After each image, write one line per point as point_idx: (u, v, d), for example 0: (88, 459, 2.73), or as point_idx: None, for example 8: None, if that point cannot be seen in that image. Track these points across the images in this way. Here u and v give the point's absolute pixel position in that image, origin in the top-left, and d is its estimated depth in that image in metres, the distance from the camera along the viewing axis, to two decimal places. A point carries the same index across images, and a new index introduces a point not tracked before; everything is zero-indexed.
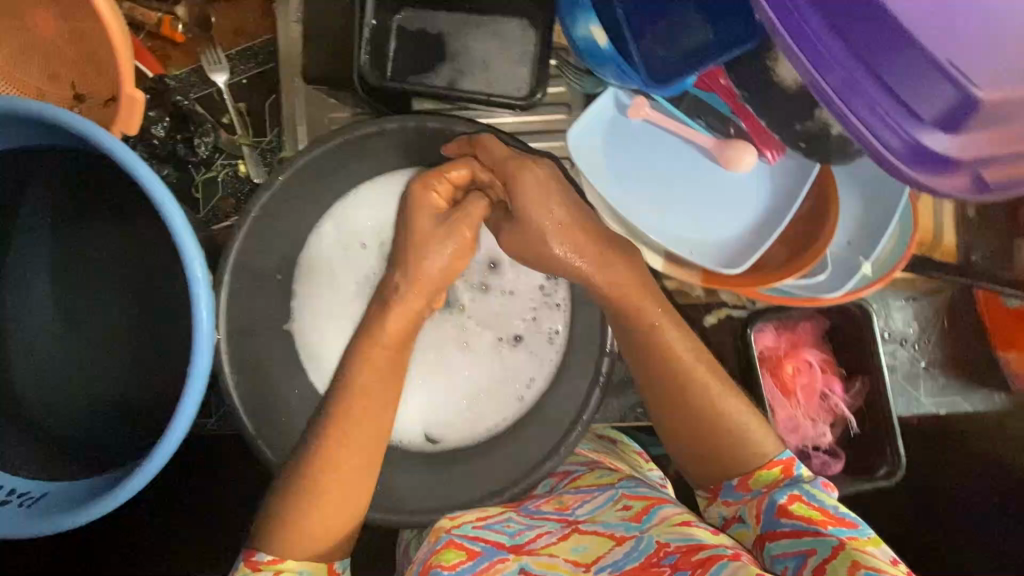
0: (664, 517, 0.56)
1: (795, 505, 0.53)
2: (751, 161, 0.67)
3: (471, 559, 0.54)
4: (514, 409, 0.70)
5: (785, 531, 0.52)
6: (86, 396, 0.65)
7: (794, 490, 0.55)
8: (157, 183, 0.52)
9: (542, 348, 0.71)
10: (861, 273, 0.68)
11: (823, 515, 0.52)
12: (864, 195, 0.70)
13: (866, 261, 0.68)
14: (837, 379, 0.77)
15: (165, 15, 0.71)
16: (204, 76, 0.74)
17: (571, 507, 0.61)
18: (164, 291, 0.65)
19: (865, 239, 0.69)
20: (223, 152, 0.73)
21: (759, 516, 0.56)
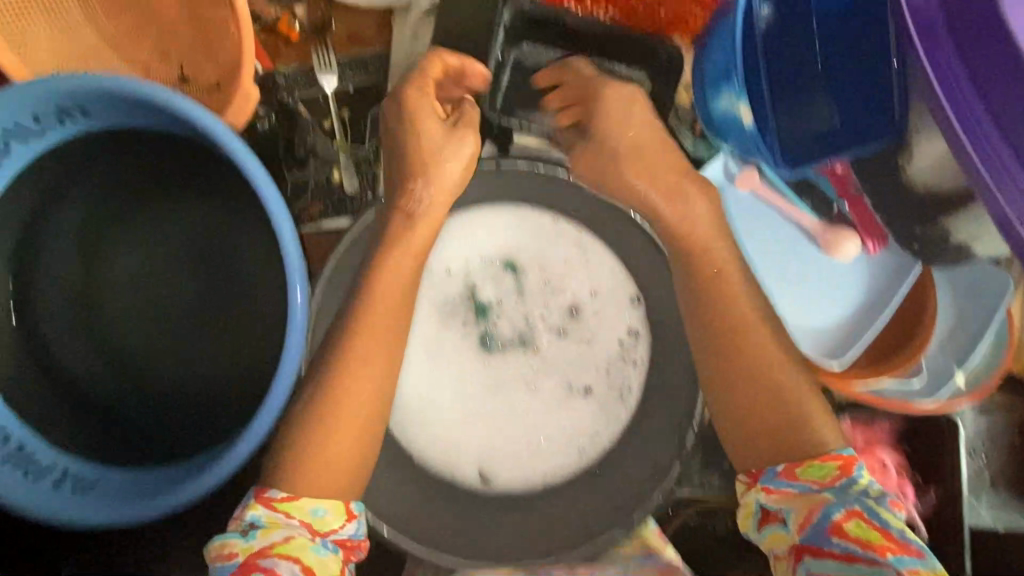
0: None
1: (853, 523, 0.51)
2: (853, 248, 0.65)
3: None
4: (575, 460, 0.68)
5: (833, 551, 0.50)
6: (162, 380, 0.66)
7: (854, 506, 0.51)
8: (269, 184, 0.54)
9: (612, 404, 0.69)
10: (954, 382, 0.62)
11: (883, 538, 0.50)
12: (962, 299, 0.64)
13: (961, 370, 0.62)
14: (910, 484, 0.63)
15: (284, 13, 0.71)
16: (310, 78, 0.73)
17: None
18: (250, 292, 0.66)
19: (961, 344, 0.63)
20: (319, 156, 0.73)
21: (805, 524, 0.53)
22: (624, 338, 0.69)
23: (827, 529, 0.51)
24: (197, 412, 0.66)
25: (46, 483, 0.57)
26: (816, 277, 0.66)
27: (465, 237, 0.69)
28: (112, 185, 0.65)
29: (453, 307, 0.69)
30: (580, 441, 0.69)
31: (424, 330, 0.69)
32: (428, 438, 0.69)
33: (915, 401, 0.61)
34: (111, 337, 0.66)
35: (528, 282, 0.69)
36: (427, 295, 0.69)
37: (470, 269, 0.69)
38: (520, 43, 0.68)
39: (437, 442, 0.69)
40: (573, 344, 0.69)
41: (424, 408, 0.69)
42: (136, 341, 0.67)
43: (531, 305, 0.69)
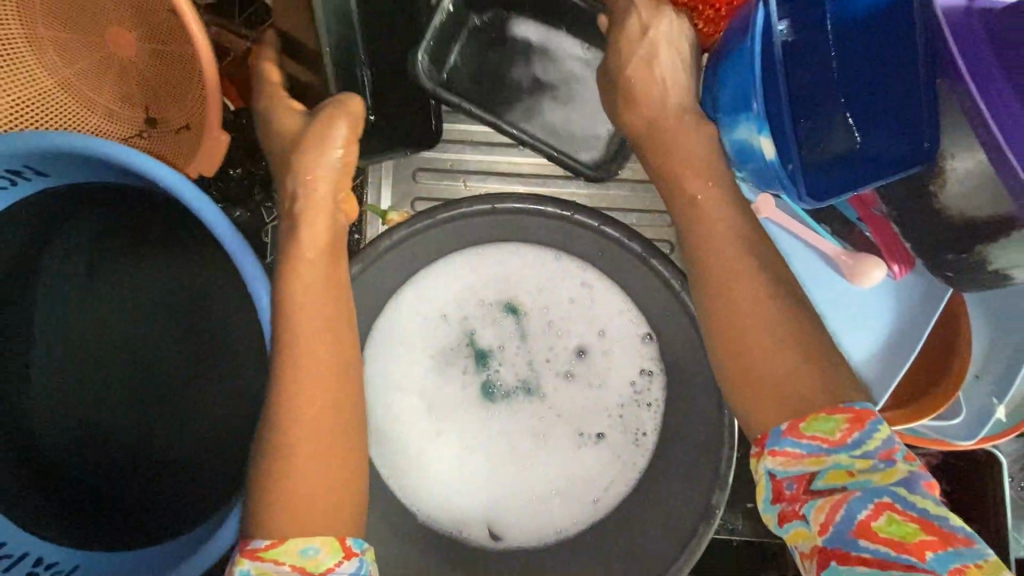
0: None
1: (881, 521, 0.41)
2: (878, 277, 0.60)
3: None
4: (589, 513, 0.64)
5: (863, 558, 0.40)
6: (134, 451, 0.62)
7: (884, 497, 0.41)
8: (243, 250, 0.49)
9: (626, 452, 0.64)
10: (996, 418, 0.56)
11: (917, 531, 0.40)
12: (993, 325, 0.59)
13: (1001, 404, 0.56)
14: None
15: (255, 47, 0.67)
16: None
17: None
18: (226, 353, 0.61)
19: (1001, 373, 0.57)
20: None
21: (829, 522, 0.42)
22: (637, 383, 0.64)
23: (853, 531, 0.41)
24: (177, 483, 0.61)
25: None
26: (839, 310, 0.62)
27: (461, 280, 0.65)
28: (68, 243, 0.60)
29: (451, 355, 0.65)
30: (594, 492, 0.64)
31: (421, 380, 0.65)
32: (430, 496, 0.65)
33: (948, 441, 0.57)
34: (73, 408, 0.61)
35: (531, 324, 0.65)
36: (423, 344, 0.65)
37: (468, 314, 0.65)
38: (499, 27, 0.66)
39: (439, 501, 0.65)
40: (583, 389, 0.65)
41: (425, 464, 0.65)
42: (107, 410, 0.61)
43: (536, 347, 0.65)
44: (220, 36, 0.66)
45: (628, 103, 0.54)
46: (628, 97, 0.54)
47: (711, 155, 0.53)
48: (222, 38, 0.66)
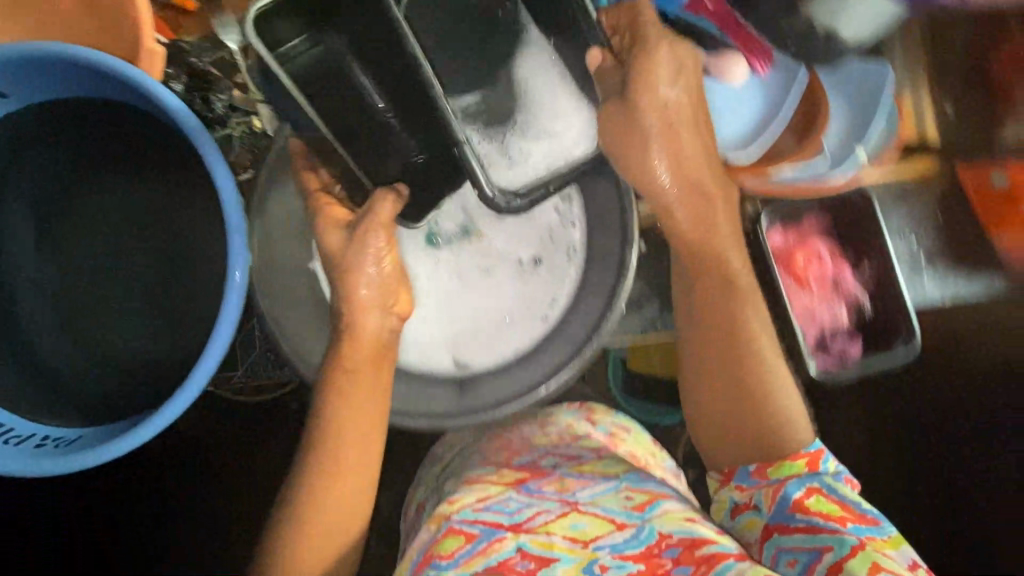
0: (665, 510, 0.93)
1: (813, 501, 0.80)
2: (740, 74, 0.92)
3: (469, 541, 0.89)
4: (539, 326, 0.85)
5: (800, 527, 0.78)
6: (111, 351, 0.91)
7: (812, 485, 0.82)
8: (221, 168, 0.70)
9: (560, 265, 0.87)
10: (859, 159, 0.95)
11: (840, 511, 0.79)
12: (843, 98, 0.96)
13: (862, 147, 0.94)
14: (845, 264, 1.04)
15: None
16: (215, 44, 0.80)
17: (573, 491, 0.98)
18: (200, 247, 0.90)
19: (860, 127, 0.95)
20: (237, 110, 0.83)
21: (773, 503, 0.83)
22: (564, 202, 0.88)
23: (792, 508, 0.81)
24: (158, 361, 0.91)
25: (30, 444, 0.81)
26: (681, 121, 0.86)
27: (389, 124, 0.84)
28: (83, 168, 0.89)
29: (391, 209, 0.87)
30: (543, 313, 0.86)
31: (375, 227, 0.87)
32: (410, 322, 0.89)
33: (826, 179, 0.94)
34: (97, 297, 0.92)
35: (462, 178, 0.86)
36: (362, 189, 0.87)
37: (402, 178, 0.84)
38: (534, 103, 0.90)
39: (416, 338, 0.88)
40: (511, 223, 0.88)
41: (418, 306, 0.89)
42: (103, 273, 0.91)
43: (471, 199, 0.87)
44: None
45: None
46: None
47: None
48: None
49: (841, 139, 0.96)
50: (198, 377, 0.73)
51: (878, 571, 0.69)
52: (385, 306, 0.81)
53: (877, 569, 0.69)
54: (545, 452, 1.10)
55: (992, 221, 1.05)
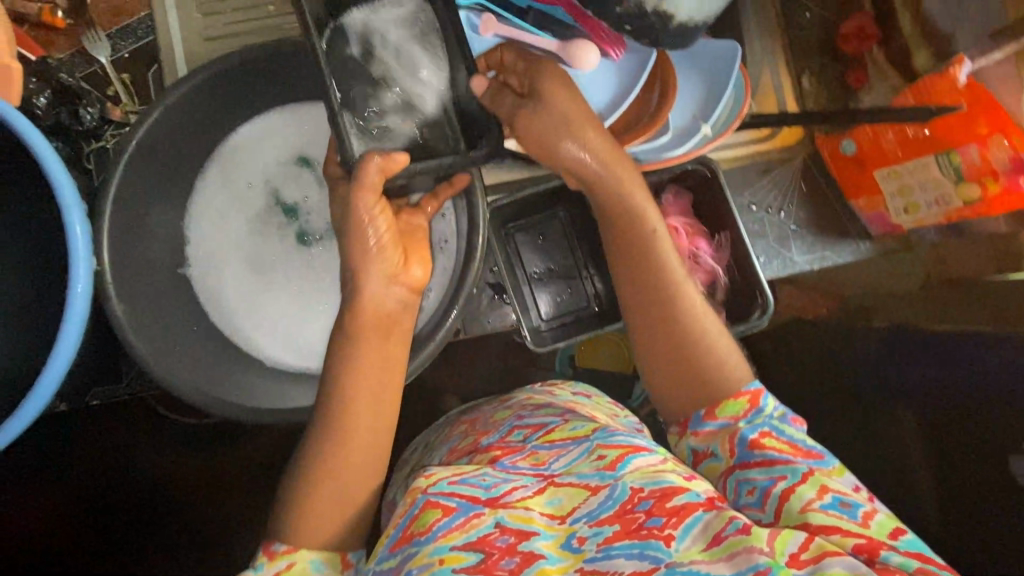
0: (637, 466, 0.58)
1: (766, 439, 0.60)
2: (593, 59, 0.70)
3: (448, 515, 0.55)
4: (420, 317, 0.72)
5: (756, 460, 0.59)
6: None
7: (764, 427, 0.61)
8: (67, 188, 0.57)
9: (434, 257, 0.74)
10: (703, 133, 0.68)
11: (791, 447, 0.59)
12: (701, 76, 0.72)
13: (706, 123, 0.69)
14: (701, 238, 0.70)
15: (45, 5, 0.76)
16: (86, 55, 0.78)
17: (548, 463, 0.63)
18: None
19: (707, 107, 0.71)
20: (111, 121, 0.77)
21: (732, 449, 0.62)
22: (542, 267, 0.83)
23: (749, 445, 0.60)
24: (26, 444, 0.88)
25: None
26: (657, 79, 0.72)
27: None
28: None
29: None
30: None
31: None
32: None
33: (664, 156, 0.67)
34: None
35: None
36: None
37: None
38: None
39: None
40: None
41: None
42: None
43: None
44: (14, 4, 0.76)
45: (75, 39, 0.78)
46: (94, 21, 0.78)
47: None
48: (16, 5, 0.75)
49: (686, 120, 0.71)
50: (39, 397, 0.57)
51: (825, 494, 0.55)
52: (393, 275, 0.62)
53: (824, 493, 0.55)
54: (511, 429, 0.73)
55: (852, 193, 0.75)
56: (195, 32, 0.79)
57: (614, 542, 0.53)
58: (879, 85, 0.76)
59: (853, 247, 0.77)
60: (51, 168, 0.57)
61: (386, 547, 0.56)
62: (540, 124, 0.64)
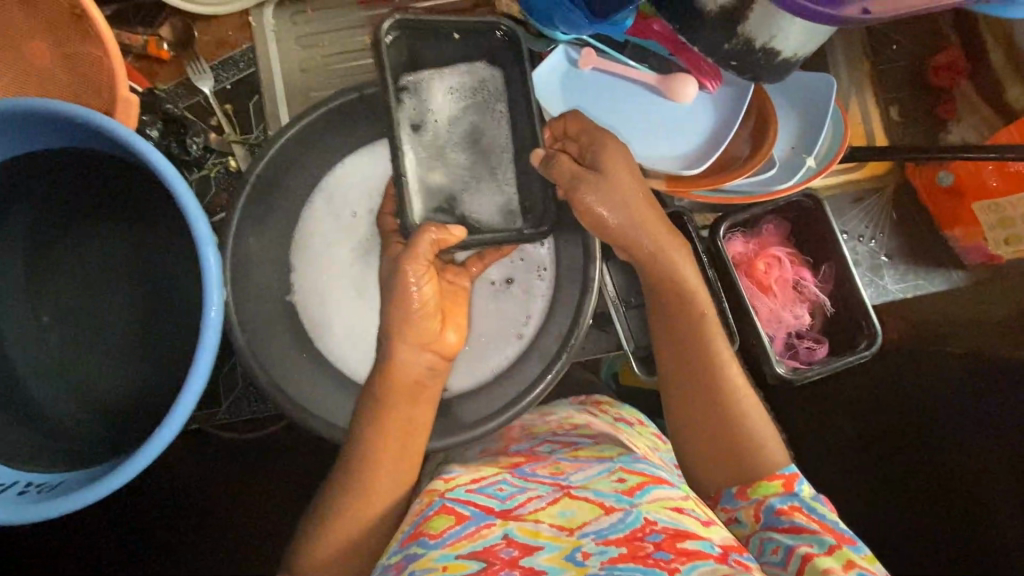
0: (655, 496, 0.63)
1: (794, 513, 0.60)
2: (692, 91, 0.73)
3: (459, 523, 0.61)
4: (518, 346, 0.73)
5: (782, 526, 0.59)
6: None
7: (794, 500, 0.61)
8: (202, 223, 0.58)
9: (533, 283, 0.75)
10: (806, 167, 0.69)
11: (821, 524, 0.59)
12: (798, 107, 0.73)
13: (809, 157, 0.70)
14: (805, 268, 0.71)
15: (151, 37, 0.78)
16: (189, 86, 0.80)
17: (566, 474, 0.67)
18: None
19: (806, 140, 0.72)
20: (213, 151, 0.79)
21: (758, 516, 0.62)
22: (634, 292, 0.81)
23: (775, 512, 0.61)
24: None
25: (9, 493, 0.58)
26: (753, 112, 0.73)
27: None
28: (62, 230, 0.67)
29: None
30: None
31: None
32: None
33: (771, 189, 0.68)
34: None
35: None
36: None
37: None
38: (485, 60, 0.70)
39: None
40: None
41: None
42: None
43: None
44: (121, 37, 0.79)
45: (180, 69, 0.80)
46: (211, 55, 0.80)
47: (243, 30, 0.81)
48: (122, 37, 0.78)
49: (785, 151, 0.72)
50: (172, 422, 0.57)
51: (850, 569, 0.54)
52: (426, 343, 0.64)
53: (849, 568, 0.55)
54: (542, 440, 0.76)
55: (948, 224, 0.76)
56: (294, 65, 0.82)
57: (619, 563, 0.56)
58: (969, 118, 0.78)
59: (945, 276, 0.78)
60: (186, 197, 0.57)
61: (398, 542, 0.61)
62: (604, 200, 0.65)
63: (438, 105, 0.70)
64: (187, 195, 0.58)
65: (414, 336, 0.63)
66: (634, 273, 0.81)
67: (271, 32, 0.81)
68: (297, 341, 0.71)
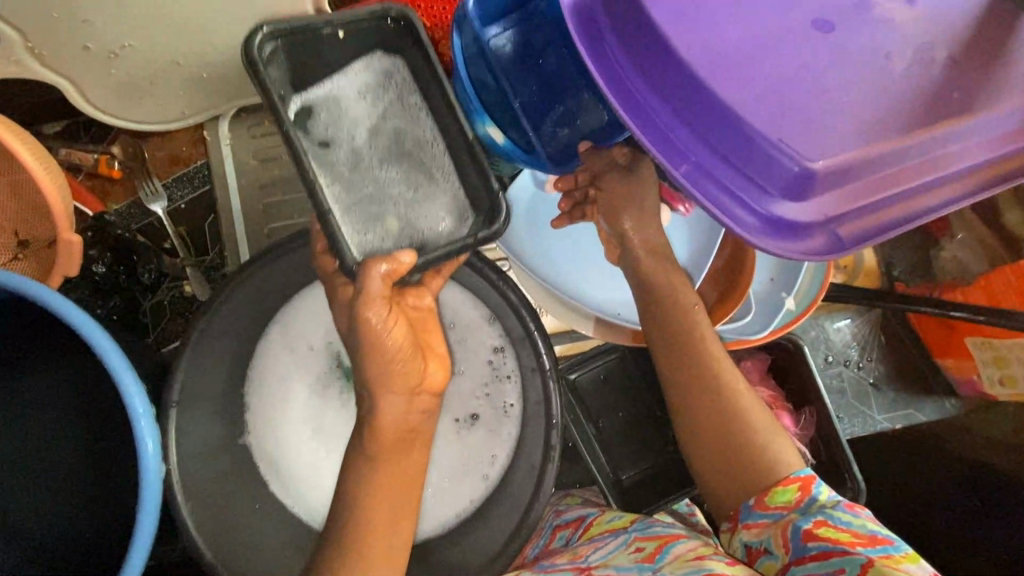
0: (676, 555, 0.57)
1: (822, 530, 0.51)
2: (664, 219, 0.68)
3: None
4: (483, 490, 0.69)
5: (811, 554, 0.50)
6: None
7: (815, 516, 0.52)
8: (137, 397, 0.56)
9: (499, 423, 0.71)
10: (785, 308, 0.65)
11: (852, 536, 0.50)
12: None
13: (788, 296, 0.66)
14: (785, 413, 0.66)
15: (101, 156, 0.75)
16: (143, 207, 0.77)
17: (584, 556, 0.63)
18: None
19: (786, 272, 0.67)
20: (168, 276, 0.76)
21: (786, 544, 0.53)
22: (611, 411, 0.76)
23: (801, 536, 0.52)
24: None
25: None
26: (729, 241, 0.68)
27: None
28: None
29: None
30: None
31: None
32: None
33: (747, 336, 0.64)
34: None
35: None
36: None
37: None
38: (381, 50, 0.57)
39: None
40: None
41: None
42: None
43: None
44: (72, 155, 0.75)
45: (132, 188, 0.77)
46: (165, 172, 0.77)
47: (198, 145, 0.78)
48: (72, 156, 0.74)
49: (763, 285, 0.68)
50: None
51: None
52: (415, 388, 0.56)
53: None
54: (553, 529, 0.73)
55: (942, 353, 0.71)
56: (251, 179, 0.78)
57: None
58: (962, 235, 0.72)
59: (935, 404, 0.73)
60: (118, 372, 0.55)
61: None
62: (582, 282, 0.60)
63: (344, 114, 0.56)
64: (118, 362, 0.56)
65: (400, 384, 0.55)
66: (608, 392, 0.76)
67: (226, 147, 0.78)
68: (250, 487, 0.67)
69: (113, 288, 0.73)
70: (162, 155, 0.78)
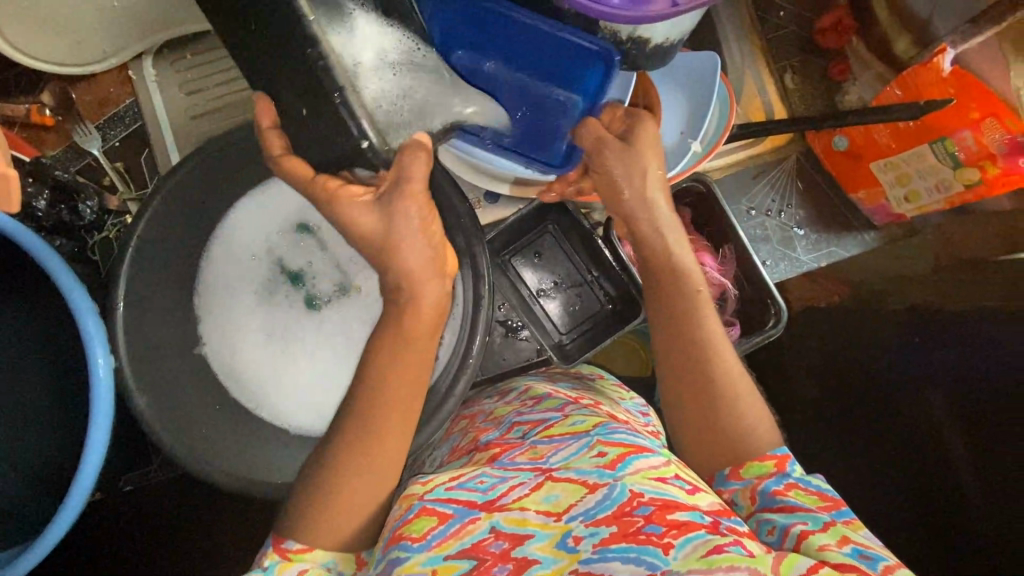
0: (638, 468, 0.51)
1: (793, 492, 0.51)
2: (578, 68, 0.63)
3: (444, 522, 0.50)
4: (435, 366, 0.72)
5: (777, 507, 0.50)
6: None
7: (789, 478, 0.52)
8: (79, 297, 0.59)
9: None
10: (692, 151, 0.69)
11: (821, 499, 0.50)
12: (685, 88, 0.72)
13: (695, 141, 0.69)
14: (706, 252, 0.71)
15: (32, 105, 0.77)
16: (78, 150, 0.79)
17: (546, 456, 0.55)
18: None
19: (694, 121, 0.71)
20: (111, 212, 0.80)
21: (754, 497, 0.52)
22: (547, 281, 0.81)
23: (770, 492, 0.51)
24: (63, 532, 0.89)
25: None
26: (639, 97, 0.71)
27: None
28: None
29: None
30: None
31: None
32: None
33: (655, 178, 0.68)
34: None
35: None
36: None
37: None
38: None
39: None
40: None
41: None
42: None
43: None
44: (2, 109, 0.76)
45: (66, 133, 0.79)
46: (96, 114, 0.80)
47: (125, 85, 0.81)
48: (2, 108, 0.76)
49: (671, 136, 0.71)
50: (76, 495, 0.59)
51: (844, 545, 0.45)
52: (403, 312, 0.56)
53: (844, 544, 0.45)
54: (510, 423, 0.64)
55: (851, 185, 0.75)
56: (181, 112, 0.80)
57: (609, 545, 0.46)
58: (864, 75, 0.76)
59: (857, 239, 0.78)
60: (60, 271, 0.59)
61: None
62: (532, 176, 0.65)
63: None
64: (62, 269, 0.59)
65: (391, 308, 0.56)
66: (542, 265, 0.81)
67: (152, 82, 0.80)
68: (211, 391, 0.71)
69: (60, 223, 0.76)
70: (89, 98, 0.80)
